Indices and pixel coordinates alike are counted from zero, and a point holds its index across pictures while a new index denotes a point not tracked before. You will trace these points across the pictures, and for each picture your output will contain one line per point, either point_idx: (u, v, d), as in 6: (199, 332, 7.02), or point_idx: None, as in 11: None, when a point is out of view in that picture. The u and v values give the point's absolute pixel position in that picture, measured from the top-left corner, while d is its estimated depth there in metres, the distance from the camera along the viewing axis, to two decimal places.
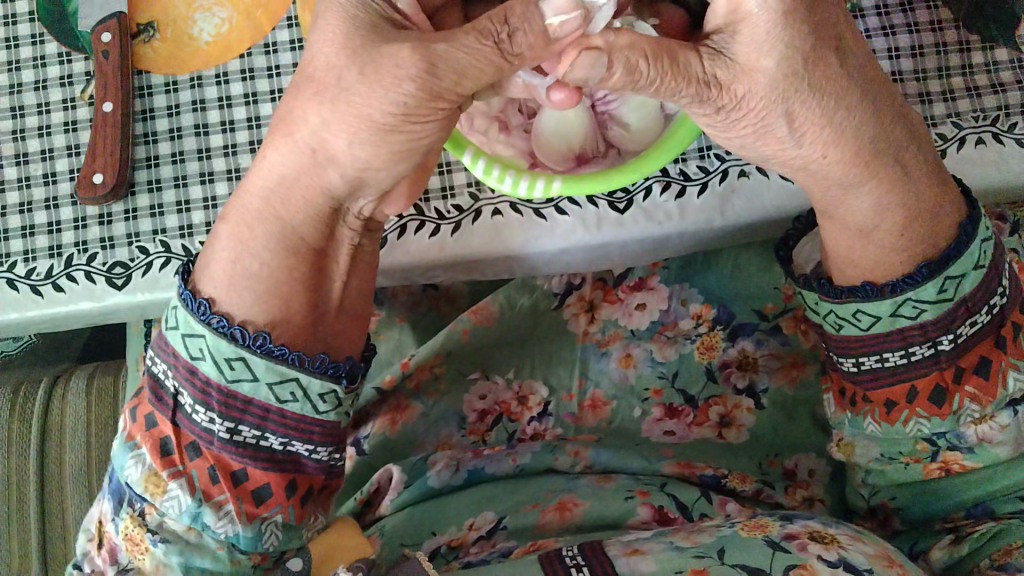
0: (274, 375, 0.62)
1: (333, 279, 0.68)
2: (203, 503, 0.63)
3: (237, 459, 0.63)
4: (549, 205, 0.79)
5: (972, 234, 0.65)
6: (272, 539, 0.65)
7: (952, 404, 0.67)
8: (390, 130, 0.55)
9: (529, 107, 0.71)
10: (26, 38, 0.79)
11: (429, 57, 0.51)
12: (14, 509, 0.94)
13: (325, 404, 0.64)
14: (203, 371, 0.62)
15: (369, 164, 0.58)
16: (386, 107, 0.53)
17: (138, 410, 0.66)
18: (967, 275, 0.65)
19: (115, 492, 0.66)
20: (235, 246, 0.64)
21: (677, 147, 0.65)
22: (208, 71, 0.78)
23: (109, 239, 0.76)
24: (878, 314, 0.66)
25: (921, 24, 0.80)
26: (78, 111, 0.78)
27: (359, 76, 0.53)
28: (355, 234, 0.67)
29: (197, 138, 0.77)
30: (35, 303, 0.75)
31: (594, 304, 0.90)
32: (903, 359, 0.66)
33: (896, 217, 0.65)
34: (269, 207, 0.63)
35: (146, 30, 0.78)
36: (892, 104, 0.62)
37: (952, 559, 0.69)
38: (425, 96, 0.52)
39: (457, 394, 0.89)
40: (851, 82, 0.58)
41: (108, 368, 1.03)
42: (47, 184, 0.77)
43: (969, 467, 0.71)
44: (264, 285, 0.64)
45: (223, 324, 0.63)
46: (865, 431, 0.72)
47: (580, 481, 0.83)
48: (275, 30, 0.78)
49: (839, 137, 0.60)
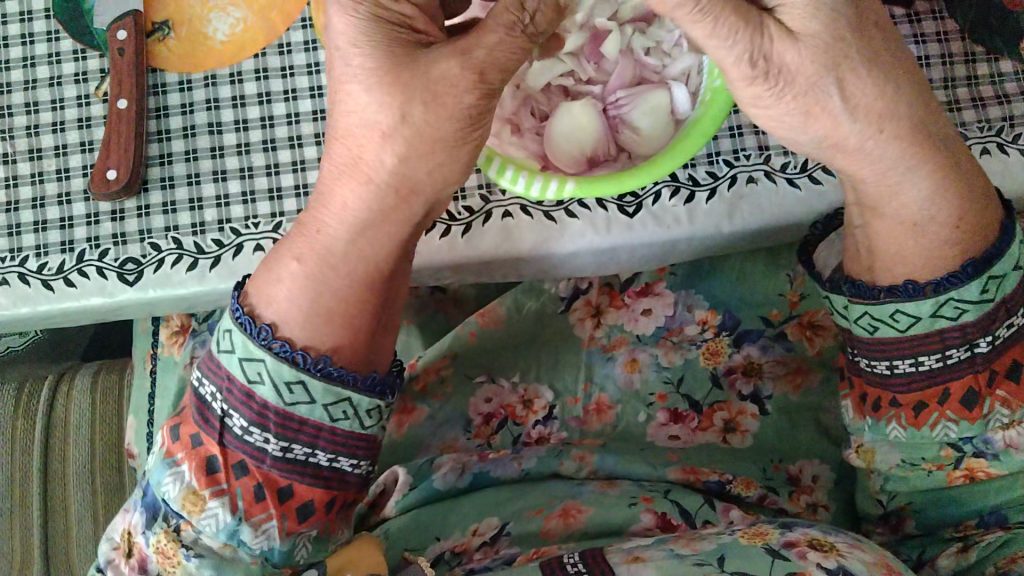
0: (330, 396, 0.62)
1: (393, 302, 0.69)
2: (242, 521, 0.63)
3: (286, 477, 0.63)
4: (559, 208, 0.79)
5: (1014, 233, 0.66)
6: (303, 551, 0.66)
7: (983, 408, 0.67)
8: (459, 141, 0.59)
9: (541, 110, 0.72)
10: (41, 35, 0.79)
11: (476, 65, 0.55)
12: (16, 504, 0.94)
13: (370, 420, 0.64)
14: (260, 395, 0.62)
15: (425, 176, 0.61)
16: (456, 122, 0.57)
17: (180, 429, 0.66)
18: (1008, 275, 0.65)
19: (149, 506, 0.66)
20: (305, 279, 0.64)
21: (695, 147, 0.65)
22: (222, 70, 0.79)
23: (122, 235, 0.76)
24: (918, 314, 0.66)
25: (927, 35, 0.81)
26: (92, 108, 0.78)
27: (422, 109, 0.56)
28: (412, 251, 0.69)
29: (210, 136, 0.78)
30: (47, 298, 0.75)
31: (600, 309, 0.91)
32: (938, 362, 0.67)
33: (948, 210, 0.66)
34: (354, 246, 0.64)
35: (161, 28, 0.79)
36: (934, 98, 0.65)
37: (961, 565, 0.70)
38: (487, 98, 0.57)
39: (463, 396, 0.89)
40: (894, 59, 0.62)
41: (113, 366, 1.04)
42: (60, 180, 0.78)
43: (994, 474, 0.71)
44: (336, 309, 0.64)
45: (284, 348, 0.62)
46: (888, 437, 0.72)
47: (584, 487, 0.83)
48: (290, 31, 0.79)
49: (892, 113, 0.62)
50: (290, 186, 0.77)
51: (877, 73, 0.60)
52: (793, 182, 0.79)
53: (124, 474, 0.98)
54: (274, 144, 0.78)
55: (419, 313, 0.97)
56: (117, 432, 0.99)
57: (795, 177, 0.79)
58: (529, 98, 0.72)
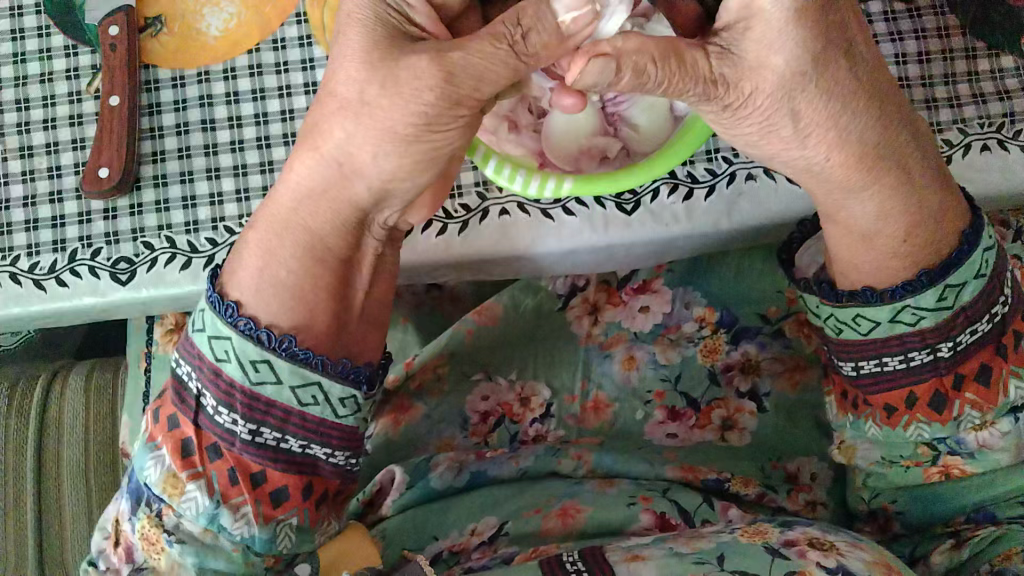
0: (297, 378, 0.62)
1: (357, 288, 0.69)
2: (220, 504, 0.62)
3: (257, 461, 0.63)
4: (557, 206, 0.78)
5: (975, 243, 0.65)
6: (287, 541, 0.65)
7: (953, 410, 0.67)
8: (411, 141, 0.55)
9: (539, 106, 0.71)
10: (32, 31, 0.78)
11: (448, 66, 0.52)
12: (10, 505, 0.93)
13: (345, 409, 0.64)
14: (228, 372, 0.62)
15: (397, 176, 0.59)
16: (410, 118, 0.54)
17: (160, 411, 0.66)
18: (967, 284, 0.64)
19: (133, 491, 0.66)
20: (262, 256, 0.64)
21: (676, 157, 0.65)
22: (216, 66, 0.78)
23: (114, 234, 0.76)
24: (877, 319, 0.66)
25: (928, 30, 0.81)
26: (83, 105, 0.77)
27: (380, 91, 0.54)
28: (378, 242, 0.68)
29: (203, 133, 0.77)
30: (39, 297, 0.74)
31: (597, 306, 0.90)
32: (902, 364, 0.67)
33: (895, 226, 0.65)
34: (298, 214, 0.64)
35: (154, 24, 0.78)
36: (897, 109, 0.62)
37: (953, 561, 0.69)
38: (445, 103, 0.53)
39: (460, 394, 0.88)
40: (857, 86, 0.58)
41: (107, 364, 1.03)
42: (51, 178, 0.77)
43: (969, 472, 0.71)
44: (292, 292, 0.64)
45: (250, 326, 0.63)
46: (866, 434, 0.72)
47: (582, 486, 0.82)
48: (283, 26, 0.78)
49: (838, 141, 0.60)
50: None
51: (837, 103, 0.58)
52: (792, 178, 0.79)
53: (118, 473, 0.97)
54: (268, 141, 0.77)
55: (416, 311, 0.96)
56: (111, 430, 0.98)
57: None
58: (526, 95, 0.71)
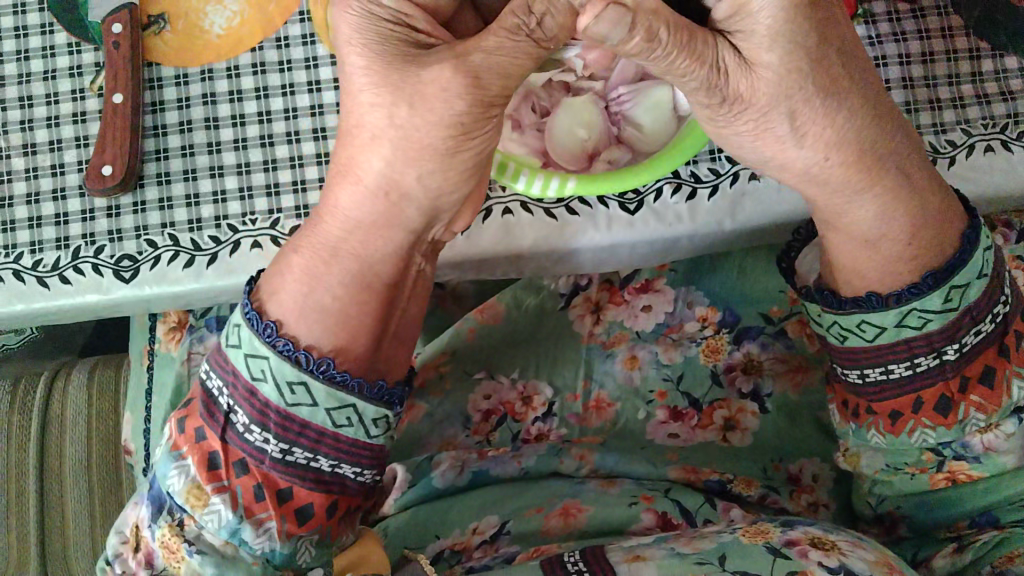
0: (334, 401, 0.61)
1: (396, 307, 0.68)
2: (243, 519, 0.62)
3: (286, 478, 0.63)
4: (559, 205, 0.78)
5: (975, 242, 0.65)
6: (307, 555, 0.65)
7: (958, 413, 0.67)
8: (453, 153, 0.57)
9: (542, 105, 0.70)
10: (35, 28, 0.78)
11: (471, 70, 0.53)
12: (12, 502, 0.93)
13: (376, 429, 0.63)
14: (263, 392, 0.61)
15: (440, 193, 0.60)
16: (446, 130, 0.55)
17: (187, 421, 0.65)
18: (971, 284, 0.64)
19: (155, 499, 0.65)
20: (308, 280, 0.63)
21: (687, 148, 0.65)
22: (219, 64, 0.78)
23: (117, 231, 0.76)
24: (884, 325, 0.65)
25: (931, 30, 0.81)
26: (87, 102, 0.77)
27: (409, 112, 0.55)
28: (423, 259, 0.68)
29: (207, 131, 0.77)
30: (41, 294, 0.74)
31: (600, 305, 0.90)
32: (908, 371, 0.66)
33: (900, 226, 0.65)
34: (347, 238, 0.63)
35: (157, 21, 0.77)
36: (892, 113, 0.62)
37: (955, 566, 0.69)
38: (476, 109, 0.54)
39: (462, 392, 0.88)
40: (855, 86, 0.59)
41: (109, 362, 1.03)
42: (54, 175, 0.77)
43: (975, 476, 0.71)
44: (335, 317, 0.63)
45: (289, 348, 0.62)
46: (869, 443, 0.72)
47: (584, 486, 0.82)
48: (286, 24, 0.78)
49: (840, 142, 0.60)
50: (287, 182, 0.76)
51: (835, 103, 0.58)
52: None
53: (120, 471, 0.97)
54: (272, 139, 0.77)
55: None
56: (114, 428, 0.98)
57: None
58: (530, 93, 0.71)
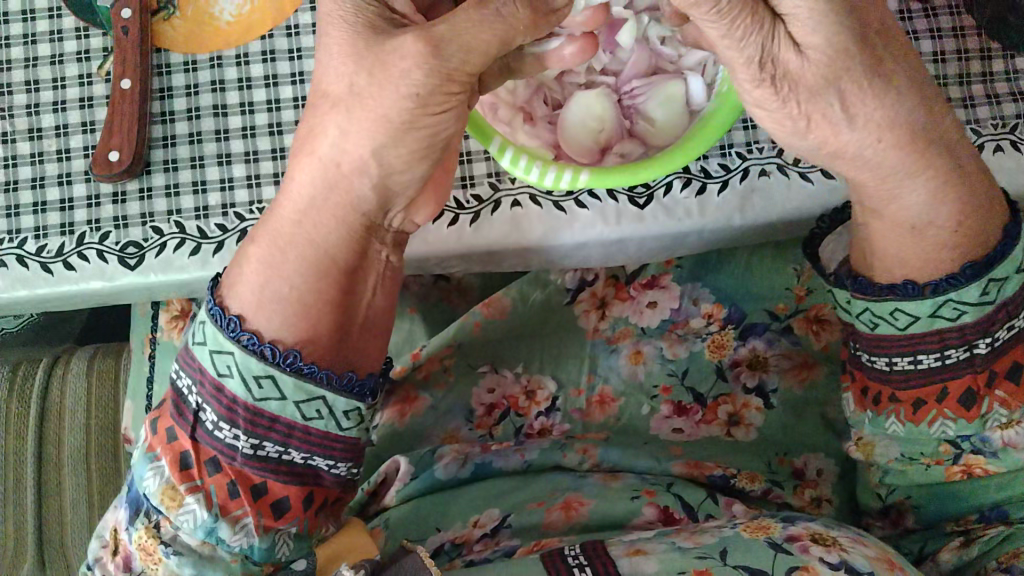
0: (301, 393, 0.61)
1: (361, 294, 0.66)
2: (219, 517, 0.62)
3: (259, 473, 0.63)
4: (568, 198, 0.78)
5: (1018, 236, 0.64)
6: (285, 548, 0.65)
7: (981, 407, 0.67)
8: (407, 129, 0.56)
9: (554, 98, 0.71)
10: (42, 11, 0.77)
11: (434, 39, 0.52)
12: (12, 490, 0.93)
13: (349, 421, 0.63)
14: (229, 388, 0.61)
15: (398, 168, 0.59)
16: (401, 103, 0.54)
17: (159, 422, 0.65)
18: (1009, 278, 0.64)
19: (132, 502, 0.65)
20: (264, 271, 0.62)
21: (695, 152, 0.65)
22: (229, 51, 0.77)
23: (123, 218, 0.75)
24: (916, 314, 0.65)
25: (943, 29, 0.81)
26: (94, 87, 0.76)
27: (369, 81, 0.55)
28: (387, 249, 0.66)
29: (215, 118, 0.76)
30: (46, 281, 0.74)
31: (605, 301, 0.90)
32: (937, 361, 0.66)
33: (947, 214, 0.64)
34: (301, 228, 0.62)
35: (166, 7, 0.77)
36: (940, 97, 0.62)
37: (961, 560, 0.69)
38: (435, 81, 0.53)
39: (466, 386, 0.88)
40: (902, 68, 0.59)
41: (110, 350, 1.02)
42: (60, 161, 0.76)
43: (991, 471, 0.71)
44: (294, 306, 0.62)
45: (253, 341, 0.61)
46: (887, 431, 0.72)
47: (587, 480, 0.82)
48: (298, 12, 0.77)
49: (892, 125, 0.60)
50: None
51: (881, 87, 0.58)
52: (806, 176, 0.78)
53: (120, 460, 0.96)
54: (280, 127, 0.76)
55: (423, 302, 0.96)
56: (114, 416, 0.97)
57: (809, 171, 0.78)
58: (542, 85, 0.70)
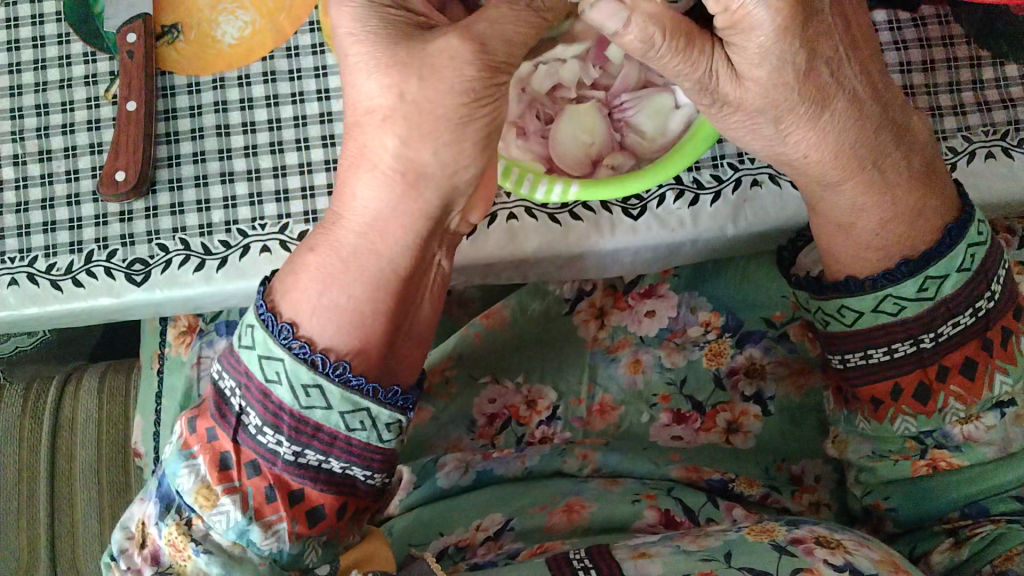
0: (347, 404, 0.62)
1: (411, 307, 0.68)
2: (253, 520, 0.64)
3: (298, 480, 0.63)
4: (563, 210, 0.79)
5: (958, 237, 0.66)
6: (314, 555, 0.67)
7: (937, 402, 0.69)
8: (464, 122, 0.58)
9: (546, 112, 0.71)
10: (52, 38, 0.80)
11: (477, 38, 0.56)
12: (26, 504, 0.95)
13: (389, 433, 0.64)
14: (277, 394, 0.61)
15: (457, 163, 0.60)
16: (460, 97, 0.56)
17: (198, 421, 0.66)
18: (948, 277, 0.66)
19: (163, 496, 0.66)
20: (324, 279, 0.63)
21: (694, 154, 0.67)
22: (231, 73, 0.79)
23: (130, 236, 0.77)
24: (861, 309, 0.68)
25: (931, 39, 0.82)
26: (101, 110, 0.79)
27: (419, 84, 0.56)
28: (441, 254, 0.68)
29: (218, 138, 0.79)
30: (56, 297, 0.76)
31: (604, 310, 0.91)
32: (887, 356, 0.68)
33: (872, 217, 0.67)
34: (367, 240, 0.63)
35: (171, 31, 0.79)
36: (877, 107, 0.64)
37: (954, 561, 0.69)
38: (484, 73, 0.56)
39: (468, 397, 0.90)
40: (835, 89, 0.61)
41: (120, 366, 1.04)
42: (69, 181, 0.78)
43: (957, 464, 0.71)
44: (350, 316, 0.63)
45: (304, 350, 0.62)
46: (857, 427, 0.75)
47: (587, 485, 0.83)
48: (297, 34, 0.80)
49: (818, 136, 0.63)
50: (297, 189, 0.78)
51: (812, 106, 0.61)
52: (797, 185, 0.79)
53: (128, 474, 0.98)
54: (281, 146, 0.79)
55: None
56: (123, 430, 0.99)
57: None
58: (535, 100, 0.72)
